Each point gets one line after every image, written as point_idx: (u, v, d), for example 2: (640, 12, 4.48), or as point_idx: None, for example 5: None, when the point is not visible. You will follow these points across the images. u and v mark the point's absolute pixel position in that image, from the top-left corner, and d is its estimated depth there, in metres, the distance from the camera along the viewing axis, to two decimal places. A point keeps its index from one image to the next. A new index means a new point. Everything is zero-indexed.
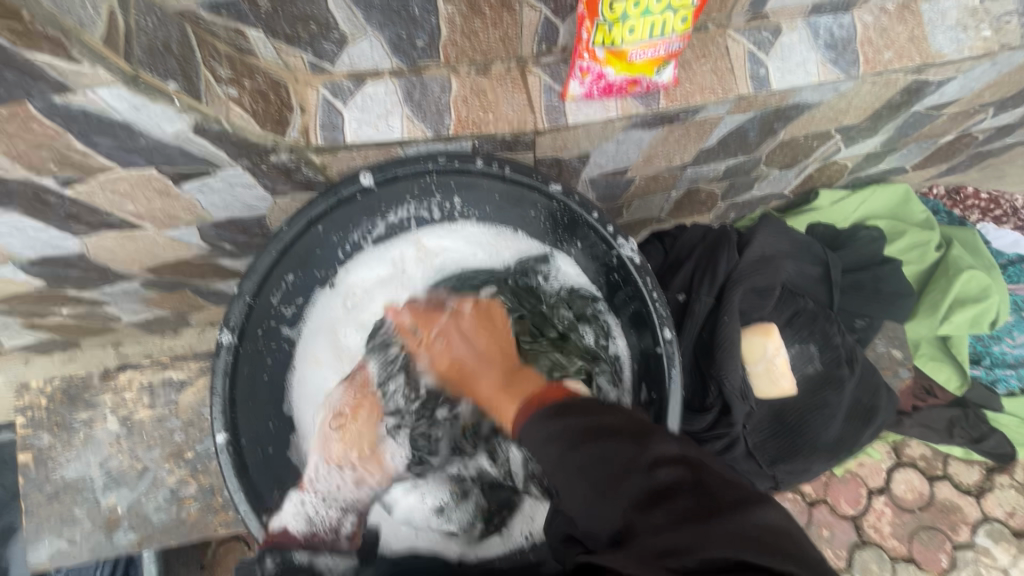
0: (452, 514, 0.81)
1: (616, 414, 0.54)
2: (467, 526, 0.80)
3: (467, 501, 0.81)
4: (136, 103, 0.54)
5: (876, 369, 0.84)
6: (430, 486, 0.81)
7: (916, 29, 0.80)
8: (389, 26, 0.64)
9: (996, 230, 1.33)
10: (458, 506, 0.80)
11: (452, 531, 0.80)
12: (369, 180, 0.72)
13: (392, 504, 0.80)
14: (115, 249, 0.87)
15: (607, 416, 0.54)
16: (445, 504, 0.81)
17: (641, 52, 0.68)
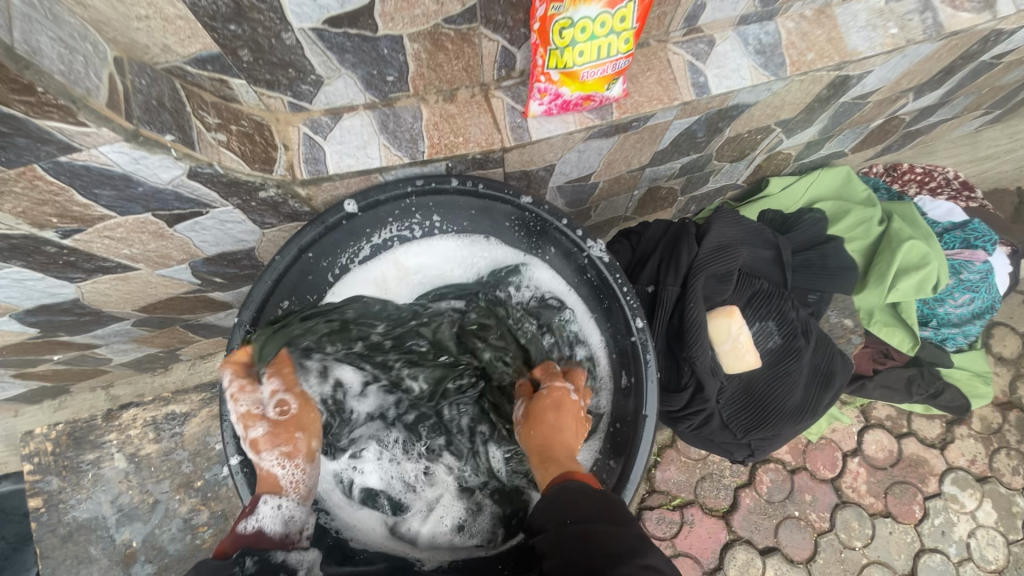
0: (472, 528, 0.83)
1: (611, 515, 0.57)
2: (491, 532, 0.83)
3: (483, 514, 0.84)
4: (136, 155, 0.59)
5: (830, 337, 0.92)
6: (445, 508, 0.84)
7: (833, 31, 0.89)
8: (361, 65, 0.70)
9: (931, 202, 1.43)
10: (476, 519, 0.83)
11: (477, 543, 0.82)
12: (352, 207, 0.78)
13: (415, 534, 0.83)
14: (110, 292, 0.91)
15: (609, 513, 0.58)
16: (464, 521, 0.84)
17: (591, 71, 0.75)
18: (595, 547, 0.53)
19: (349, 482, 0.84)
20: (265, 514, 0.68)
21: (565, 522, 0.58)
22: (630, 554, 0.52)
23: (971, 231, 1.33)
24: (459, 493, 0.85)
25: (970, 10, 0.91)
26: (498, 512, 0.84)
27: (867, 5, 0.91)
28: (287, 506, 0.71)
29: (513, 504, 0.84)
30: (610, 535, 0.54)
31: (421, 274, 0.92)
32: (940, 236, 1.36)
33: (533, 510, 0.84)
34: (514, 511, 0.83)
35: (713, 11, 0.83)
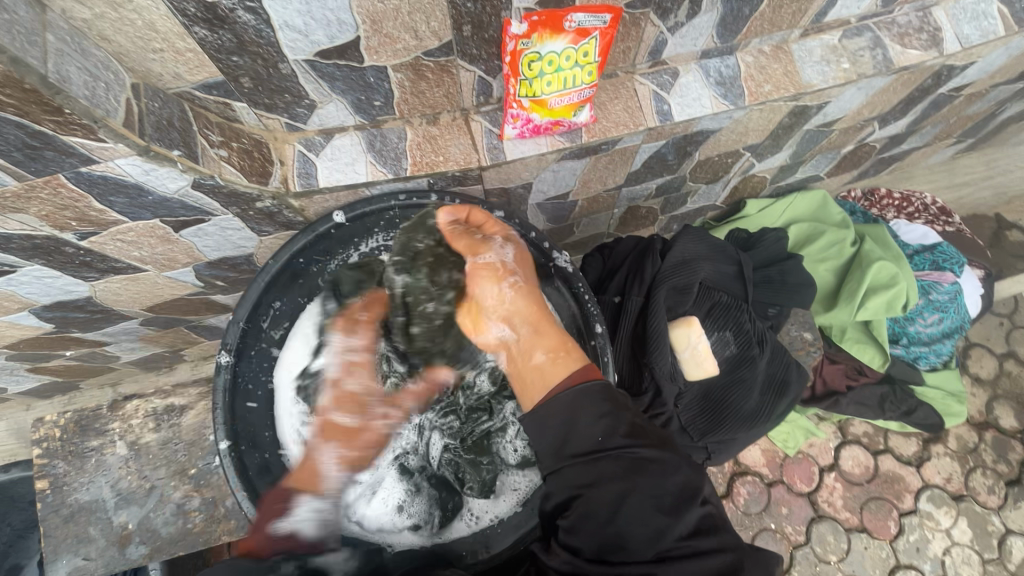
0: (411, 510, 0.88)
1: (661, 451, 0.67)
2: (427, 518, 0.88)
3: (421, 496, 0.89)
4: (147, 167, 0.67)
5: (786, 349, 0.98)
6: (387, 490, 0.89)
7: (789, 65, 0.97)
8: (350, 92, 0.79)
9: (906, 226, 1.48)
10: (415, 501, 0.88)
11: (416, 525, 0.87)
12: (341, 218, 0.86)
13: (360, 516, 0.87)
14: (120, 292, 0.99)
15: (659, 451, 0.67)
16: (404, 502, 0.88)
17: (558, 99, 0.84)
18: (656, 476, 0.65)
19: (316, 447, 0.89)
20: (303, 514, 0.80)
21: (613, 459, 0.67)
22: (687, 475, 0.66)
23: (939, 254, 1.39)
24: (404, 475, 0.90)
25: (918, 47, 0.98)
26: (434, 496, 0.89)
27: (822, 42, 0.98)
28: None
29: (449, 492, 0.90)
30: (665, 466, 0.66)
31: None
32: (911, 258, 1.42)
33: (463, 511, 0.89)
34: (450, 497, 0.89)
35: (675, 46, 0.90)
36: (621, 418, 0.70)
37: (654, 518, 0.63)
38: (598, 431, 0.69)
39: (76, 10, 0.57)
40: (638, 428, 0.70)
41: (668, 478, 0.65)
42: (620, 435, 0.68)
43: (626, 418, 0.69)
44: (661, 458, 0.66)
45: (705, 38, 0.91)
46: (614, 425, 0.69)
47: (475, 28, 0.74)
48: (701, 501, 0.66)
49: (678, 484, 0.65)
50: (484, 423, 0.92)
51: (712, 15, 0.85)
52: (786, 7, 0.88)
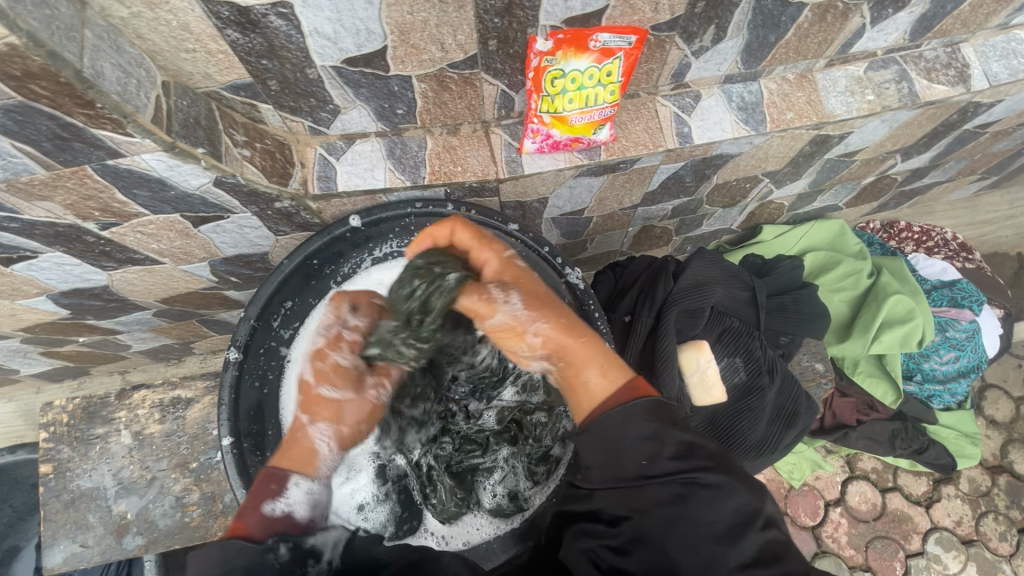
0: (370, 512, 0.86)
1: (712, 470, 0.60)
2: (381, 526, 0.86)
3: (386, 503, 0.87)
4: (171, 163, 0.68)
5: (796, 379, 0.97)
6: (360, 484, 0.87)
7: (813, 94, 0.96)
8: (374, 99, 0.80)
9: (925, 260, 1.46)
10: (377, 506, 0.86)
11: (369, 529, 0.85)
12: (357, 222, 0.87)
13: None
14: (136, 282, 1.00)
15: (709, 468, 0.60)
16: (366, 503, 0.86)
17: (579, 117, 0.84)
18: (708, 501, 0.59)
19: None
20: (295, 496, 0.72)
21: (661, 485, 0.61)
22: (745, 498, 0.59)
23: (959, 290, 1.36)
24: (381, 477, 0.88)
25: (944, 82, 0.98)
26: (398, 509, 0.88)
27: (846, 72, 0.97)
28: (317, 487, 0.75)
29: (412, 510, 0.88)
30: (716, 488, 0.60)
31: None
32: (928, 293, 1.40)
33: (418, 532, 0.87)
34: (411, 516, 0.88)
35: (699, 70, 0.90)
36: (668, 439, 0.61)
37: (705, 545, 0.58)
38: (643, 455, 0.62)
39: (115, 8, 0.58)
40: (689, 448, 0.62)
41: (721, 503, 0.59)
42: (666, 458, 0.61)
43: (673, 440, 0.61)
44: (715, 480, 0.60)
45: (729, 64, 0.90)
46: (662, 446, 0.61)
47: (501, 43, 0.75)
48: (764, 525, 0.59)
49: (737, 508, 0.59)
50: (473, 459, 0.90)
51: (738, 40, 0.85)
52: (812, 37, 0.88)
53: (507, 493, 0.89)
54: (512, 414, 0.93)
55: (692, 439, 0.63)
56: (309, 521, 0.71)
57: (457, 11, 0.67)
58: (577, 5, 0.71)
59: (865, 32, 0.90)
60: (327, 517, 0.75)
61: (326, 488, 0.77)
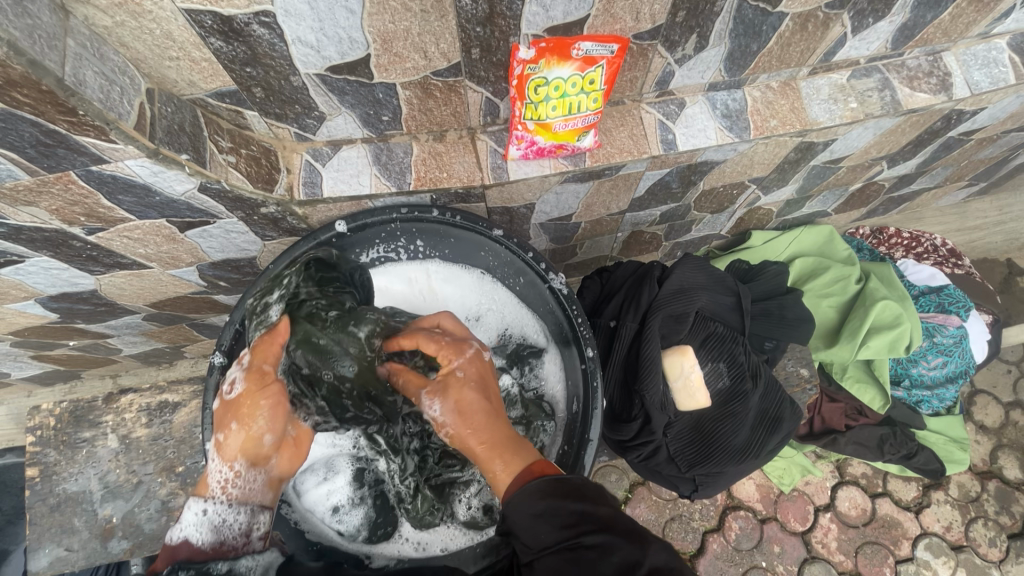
0: (345, 516, 0.87)
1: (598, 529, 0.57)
2: (355, 530, 0.87)
3: (361, 508, 0.87)
4: (155, 170, 0.69)
5: (780, 385, 0.97)
6: (338, 486, 0.87)
7: (796, 102, 0.97)
8: (359, 106, 0.80)
9: (913, 266, 1.47)
10: (352, 510, 0.87)
11: (343, 532, 0.87)
12: (343, 227, 0.88)
13: (303, 489, 0.87)
14: (125, 287, 1.01)
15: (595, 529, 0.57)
16: (342, 506, 0.87)
17: (562, 124, 0.85)
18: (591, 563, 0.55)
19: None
20: (188, 523, 0.64)
21: (551, 555, 0.58)
22: (626, 550, 0.55)
23: (945, 296, 1.37)
24: (359, 480, 0.88)
25: (926, 90, 0.99)
26: (372, 516, 0.88)
27: (830, 80, 0.98)
28: (215, 509, 0.65)
29: (387, 516, 0.89)
30: (602, 546, 0.56)
31: (425, 292, 0.97)
32: (916, 298, 1.40)
33: (394, 537, 0.89)
34: (385, 523, 0.88)
35: (683, 78, 0.91)
36: (563, 509, 0.60)
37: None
38: (541, 533, 0.60)
39: (99, 17, 0.59)
40: (581, 515, 0.59)
41: (607, 558, 0.55)
42: (558, 528, 0.59)
43: (568, 505, 0.60)
44: (601, 541, 0.56)
45: (713, 72, 0.91)
46: (555, 514, 0.60)
47: (484, 51, 0.75)
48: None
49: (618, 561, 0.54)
50: (451, 474, 0.89)
51: (720, 49, 0.86)
52: (794, 46, 0.89)
53: (482, 506, 0.90)
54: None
55: (587, 505, 0.60)
56: (208, 547, 0.62)
57: (439, 20, 0.68)
58: (558, 14, 0.71)
59: (846, 41, 0.91)
60: (243, 543, 0.66)
61: (232, 512, 0.66)
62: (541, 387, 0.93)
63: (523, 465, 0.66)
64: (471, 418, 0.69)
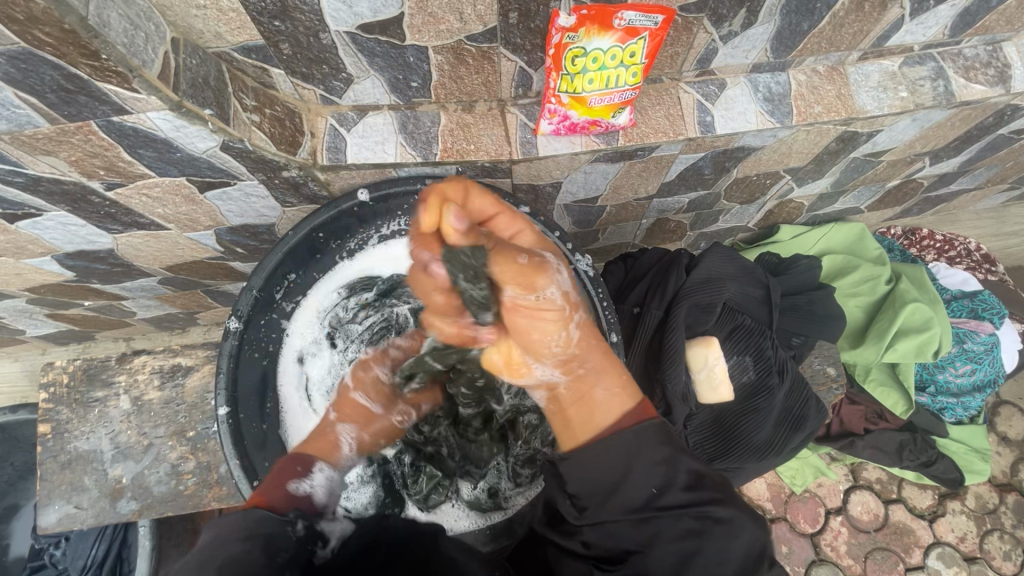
0: (352, 493, 0.87)
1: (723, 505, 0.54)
2: (362, 507, 0.87)
3: (369, 486, 0.88)
4: (177, 124, 0.66)
5: (807, 383, 0.94)
6: None
7: (843, 88, 0.93)
8: (388, 70, 0.77)
9: (946, 269, 1.42)
10: (359, 488, 0.87)
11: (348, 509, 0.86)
12: (365, 196, 0.84)
13: None
14: (142, 247, 0.99)
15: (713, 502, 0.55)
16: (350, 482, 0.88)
17: (598, 99, 0.81)
18: (721, 540, 0.53)
19: (309, 398, 0.91)
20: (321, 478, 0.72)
21: (670, 520, 0.55)
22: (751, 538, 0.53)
23: (979, 302, 1.31)
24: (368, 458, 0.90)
25: (983, 82, 0.94)
26: (380, 494, 0.88)
27: (880, 67, 0.93)
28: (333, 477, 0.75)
29: (394, 497, 0.89)
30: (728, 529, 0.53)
31: None
32: (947, 303, 1.36)
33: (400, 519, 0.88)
34: (392, 501, 0.88)
35: (726, 56, 0.87)
36: (678, 466, 0.57)
37: None
38: (652, 485, 0.57)
39: None
40: (701, 478, 0.57)
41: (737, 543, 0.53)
42: (677, 489, 0.56)
43: (687, 466, 0.57)
44: (727, 516, 0.54)
45: (758, 51, 0.87)
46: (675, 473, 0.57)
47: (521, 16, 0.72)
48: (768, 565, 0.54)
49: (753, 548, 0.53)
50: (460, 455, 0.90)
51: (769, 27, 0.81)
52: (847, 27, 0.84)
53: (488, 488, 0.89)
54: (504, 416, 0.88)
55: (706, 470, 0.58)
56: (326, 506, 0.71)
57: None
58: None
59: (902, 25, 0.86)
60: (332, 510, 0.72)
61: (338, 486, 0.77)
62: None
63: (627, 403, 0.64)
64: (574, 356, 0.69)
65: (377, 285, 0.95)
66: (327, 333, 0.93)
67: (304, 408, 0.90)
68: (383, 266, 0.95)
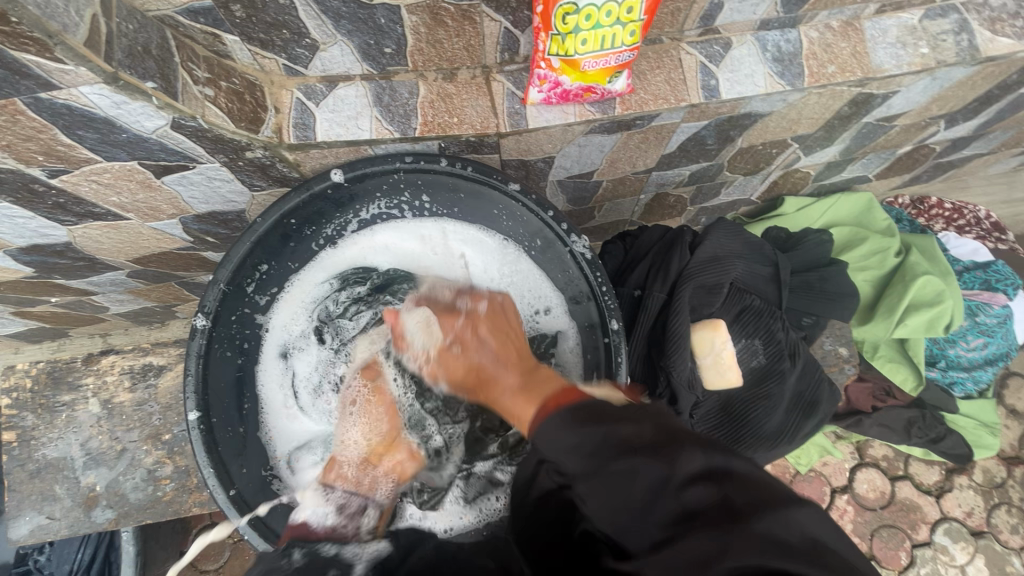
0: None
1: (637, 423, 0.49)
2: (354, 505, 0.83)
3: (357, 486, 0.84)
4: (117, 100, 0.59)
5: (819, 366, 0.89)
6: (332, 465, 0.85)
7: (859, 45, 0.85)
8: (357, 34, 0.69)
9: (957, 238, 1.36)
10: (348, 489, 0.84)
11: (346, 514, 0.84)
12: (339, 177, 0.76)
13: (297, 467, 0.83)
14: (102, 239, 0.92)
15: (634, 427, 0.49)
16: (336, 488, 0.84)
17: (593, 62, 0.71)
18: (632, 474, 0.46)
19: (294, 395, 0.86)
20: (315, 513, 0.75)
21: (610, 469, 0.47)
22: (672, 467, 0.44)
23: (993, 273, 1.27)
24: None
25: (1010, 35, 0.86)
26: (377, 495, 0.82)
27: (899, 21, 0.86)
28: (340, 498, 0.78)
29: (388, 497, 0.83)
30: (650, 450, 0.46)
31: (440, 254, 0.90)
32: (960, 274, 1.30)
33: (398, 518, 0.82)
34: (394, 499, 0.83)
35: (732, 12, 0.79)
36: (615, 425, 0.50)
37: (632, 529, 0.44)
38: (574, 461, 0.50)
39: None
40: (627, 438, 0.47)
41: (647, 477, 0.45)
42: (600, 450, 0.48)
43: (624, 428, 0.49)
44: (649, 446, 0.46)
45: (768, 5, 0.79)
46: (611, 434, 0.49)
47: None
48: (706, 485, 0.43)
49: (700, 495, 0.42)
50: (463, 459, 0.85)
51: None
52: None
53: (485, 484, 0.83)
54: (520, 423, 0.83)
55: (638, 427, 0.48)
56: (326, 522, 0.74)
57: None
58: None
59: None
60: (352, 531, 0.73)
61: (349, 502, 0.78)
62: (564, 380, 0.86)
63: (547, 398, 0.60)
64: (470, 343, 0.74)
65: (371, 277, 0.91)
66: (317, 328, 0.88)
67: (288, 407, 0.85)
68: (370, 256, 0.89)
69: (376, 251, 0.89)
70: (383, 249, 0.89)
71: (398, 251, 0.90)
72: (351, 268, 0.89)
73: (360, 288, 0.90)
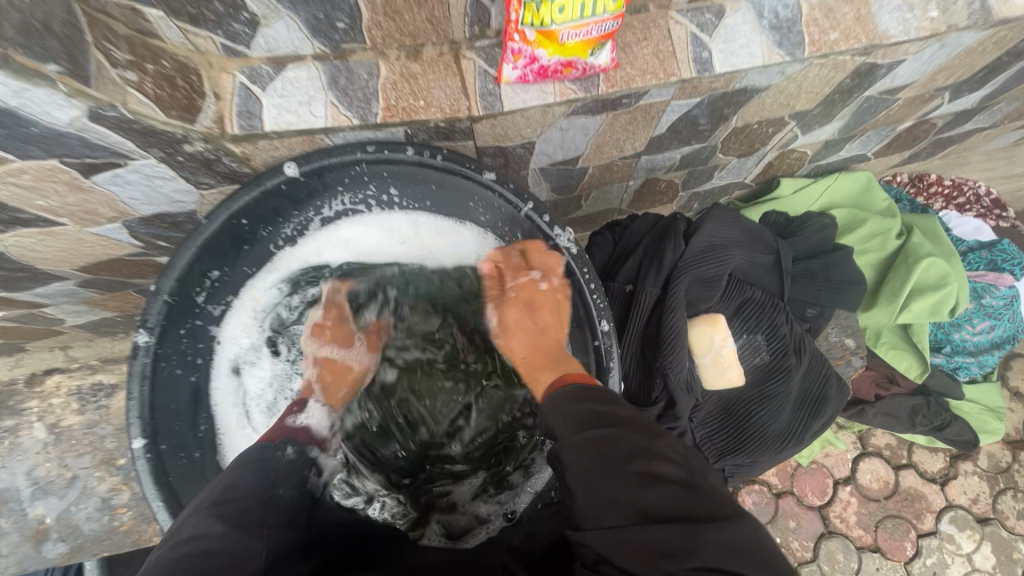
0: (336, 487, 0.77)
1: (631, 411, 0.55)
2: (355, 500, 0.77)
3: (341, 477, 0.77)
4: (15, 87, 0.50)
5: (826, 361, 0.84)
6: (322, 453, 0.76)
7: (863, 9, 0.78)
8: (304, 7, 0.62)
9: (959, 217, 1.30)
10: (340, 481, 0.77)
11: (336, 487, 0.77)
12: (293, 171, 0.67)
13: None
14: (40, 249, 0.81)
15: (626, 412, 0.55)
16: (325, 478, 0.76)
17: (572, 32, 0.64)
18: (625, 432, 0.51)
19: (248, 415, 0.79)
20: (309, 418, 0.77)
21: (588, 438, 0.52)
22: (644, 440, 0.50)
23: (999, 253, 1.21)
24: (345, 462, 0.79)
25: None
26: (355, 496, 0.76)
27: None
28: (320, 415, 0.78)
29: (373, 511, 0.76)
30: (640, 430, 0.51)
31: (397, 244, 0.82)
32: (964, 255, 1.25)
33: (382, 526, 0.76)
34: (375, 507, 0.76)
35: None
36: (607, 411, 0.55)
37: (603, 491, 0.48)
38: (566, 425, 0.56)
39: None
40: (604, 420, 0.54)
41: (631, 441, 0.50)
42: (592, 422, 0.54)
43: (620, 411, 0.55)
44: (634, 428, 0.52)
45: None
46: (594, 414, 0.55)
47: None
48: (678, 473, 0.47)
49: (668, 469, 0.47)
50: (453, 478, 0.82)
51: None
52: None
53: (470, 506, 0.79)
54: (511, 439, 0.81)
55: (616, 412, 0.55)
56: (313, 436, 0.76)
57: None
58: None
59: None
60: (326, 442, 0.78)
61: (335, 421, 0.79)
62: None
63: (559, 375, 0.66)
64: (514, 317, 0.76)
65: (325, 276, 0.81)
66: (269, 339, 0.80)
67: (244, 428, 0.78)
68: (325, 255, 0.80)
69: (333, 247, 0.80)
70: (342, 245, 0.80)
71: (358, 245, 0.81)
72: (301, 269, 0.80)
73: (312, 288, 0.81)
